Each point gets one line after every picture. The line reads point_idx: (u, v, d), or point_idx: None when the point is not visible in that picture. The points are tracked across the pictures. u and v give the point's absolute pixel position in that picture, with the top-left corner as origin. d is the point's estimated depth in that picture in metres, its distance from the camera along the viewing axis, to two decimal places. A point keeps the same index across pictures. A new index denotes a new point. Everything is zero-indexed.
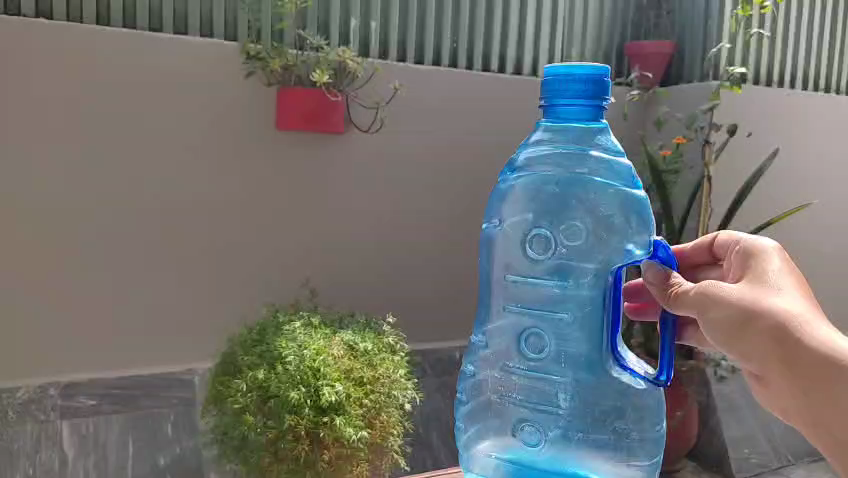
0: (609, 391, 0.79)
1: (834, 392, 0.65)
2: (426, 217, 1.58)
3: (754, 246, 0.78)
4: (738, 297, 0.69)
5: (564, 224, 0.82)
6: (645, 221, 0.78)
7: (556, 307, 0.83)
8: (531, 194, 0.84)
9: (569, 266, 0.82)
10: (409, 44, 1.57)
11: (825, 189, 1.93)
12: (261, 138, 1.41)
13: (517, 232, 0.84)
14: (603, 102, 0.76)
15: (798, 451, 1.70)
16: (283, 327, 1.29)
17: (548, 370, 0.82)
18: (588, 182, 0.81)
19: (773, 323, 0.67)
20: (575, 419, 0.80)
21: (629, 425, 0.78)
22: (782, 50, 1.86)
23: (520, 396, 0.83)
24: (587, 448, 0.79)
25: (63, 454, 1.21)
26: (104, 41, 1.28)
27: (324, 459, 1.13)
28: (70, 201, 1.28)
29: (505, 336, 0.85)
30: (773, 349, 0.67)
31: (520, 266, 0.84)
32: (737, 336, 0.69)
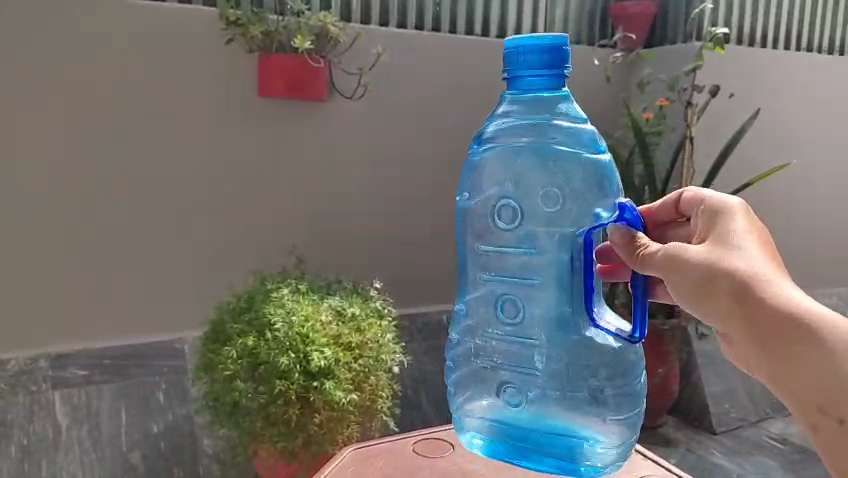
0: (581, 350, 0.79)
1: (792, 348, 0.62)
2: (412, 183, 1.57)
3: (722, 207, 0.77)
4: (701, 257, 0.70)
5: (532, 192, 0.81)
6: (608, 185, 0.78)
7: (529, 273, 0.82)
8: (500, 165, 0.82)
9: (539, 231, 0.81)
10: (391, 7, 1.53)
11: (809, 147, 1.94)
12: (242, 105, 1.38)
13: (488, 204, 0.83)
14: (564, 71, 0.75)
15: (779, 404, 1.76)
16: (270, 294, 1.18)
17: (525, 335, 0.82)
18: (554, 152, 0.80)
19: (732, 280, 0.67)
20: (552, 380, 0.79)
21: (602, 381, 0.78)
22: (767, 8, 1.84)
23: (500, 361, 0.82)
24: (566, 406, 0.79)
25: (56, 424, 1.23)
26: (78, 8, 1.24)
27: (315, 423, 1.08)
28: (50, 171, 1.25)
29: (485, 305, 0.84)
30: (734, 307, 0.66)
31: (493, 236, 0.84)
32: (701, 296, 0.69)
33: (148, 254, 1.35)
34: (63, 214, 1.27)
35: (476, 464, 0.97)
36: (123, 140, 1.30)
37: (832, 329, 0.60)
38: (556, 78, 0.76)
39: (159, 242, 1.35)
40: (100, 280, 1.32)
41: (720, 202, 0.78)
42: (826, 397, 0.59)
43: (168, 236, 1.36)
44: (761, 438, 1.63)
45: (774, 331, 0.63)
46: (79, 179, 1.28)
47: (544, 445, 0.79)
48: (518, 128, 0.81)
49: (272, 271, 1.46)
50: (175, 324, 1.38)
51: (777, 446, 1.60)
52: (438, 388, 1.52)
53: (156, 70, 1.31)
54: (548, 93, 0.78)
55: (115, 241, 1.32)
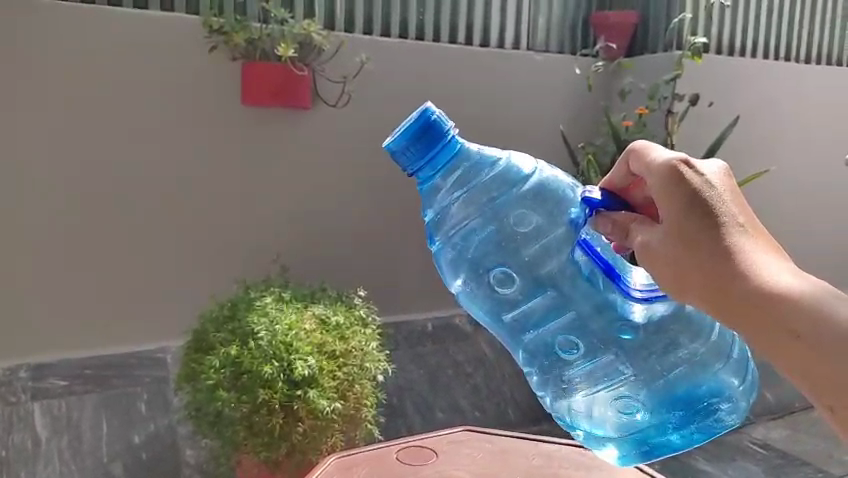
0: (653, 327, 0.69)
1: (774, 338, 0.49)
2: (397, 190, 1.57)
3: (663, 155, 0.60)
4: (664, 251, 0.56)
5: (519, 239, 0.72)
6: (558, 188, 0.72)
7: (560, 305, 0.72)
8: (466, 247, 0.71)
9: (541, 270, 0.72)
10: (375, 17, 1.54)
11: (788, 155, 1.97)
12: (226, 113, 1.38)
13: (481, 283, 0.72)
14: (450, 132, 0.67)
15: (760, 410, 1.77)
16: (253, 303, 1.18)
17: (593, 355, 0.70)
18: (501, 199, 0.71)
19: (702, 271, 0.53)
20: (649, 375, 0.68)
21: (690, 342, 0.68)
22: (745, 18, 1.87)
23: (594, 394, 0.70)
24: (680, 382, 0.66)
25: (36, 435, 1.21)
26: (59, 15, 1.23)
27: (299, 431, 1.08)
28: (30, 178, 1.24)
29: (541, 360, 0.72)
30: (713, 297, 0.53)
31: (504, 301, 0.73)
32: (681, 289, 0.56)
33: (128, 262, 1.33)
34: (43, 221, 1.26)
35: (459, 472, 0.96)
36: (104, 147, 1.29)
37: (825, 312, 0.48)
38: (448, 146, 0.68)
39: (140, 249, 1.34)
40: (81, 289, 1.30)
41: (657, 153, 0.61)
42: (836, 397, 0.47)
43: (150, 244, 1.35)
44: (743, 443, 1.64)
45: (758, 325, 0.50)
46: (59, 186, 1.26)
47: (692, 431, 0.66)
48: (454, 210, 0.71)
49: (255, 279, 1.45)
50: (157, 334, 1.38)
51: (760, 451, 1.61)
52: (425, 395, 1.51)
53: (139, 77, 1.30)
54: (455, 159, 0.69)
55: (96, 249, 1.31)
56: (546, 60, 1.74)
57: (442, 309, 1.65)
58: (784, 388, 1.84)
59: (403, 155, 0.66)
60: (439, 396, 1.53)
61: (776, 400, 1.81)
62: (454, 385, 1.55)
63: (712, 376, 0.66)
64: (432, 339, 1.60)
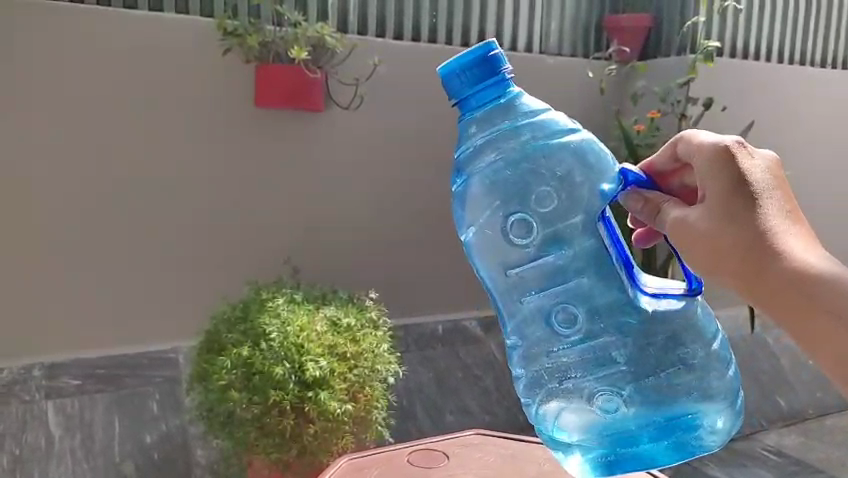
0: (658, 322, 0.68)
1: (804, 317, 0.55)
2: (408, 193, 1.57)
3: (712, 139, 0.65)
4: (700, 225, 0.62)
5: (541, 198, 0.72)
6: (600, 157, 0.71)
7: (567, 273, 0.72)
8: (491, 190, 0.71)
9: (559, 232, 0.71)
10: (388, 19, 1.54)
11: (803, 159, 1.95)
12: (239, 115, 1.39)
13: (498, 228, 0.72)
14: (505, 72, 0.68)
15: (772, 416, 1.76)
16: (265, 304, 1.18)
17: (589, 335, 0.70)
18: (536, 150, 0.71)
19: (734, 246, 0.59)
20: (641, 369, 0.68)
21: (691, 347, 0.68)
22: (759, 21, 1.86)
23: (579, 374, 0.69)
24: (667, 389, 0.67)
25: (49, 434, 1.22)
26: (75, 18, 1.25)
27: (310, 433, 1.08)
28: (44, 179, 1.25)
29: (537, 325, 0.72)
30: (747, 276, 0.58)
31: (516, 257, 0.72)
32: (714, 267, 0.61)
33: (141, 262, 1.34)
34: (56, 221, 1.27)
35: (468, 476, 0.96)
36: (118, 148, 1.30)
37: None
38: (500, 82, 0.68)
39: (153, 250, 1.35)
40: (94, 289, 1.31)
41: (707, 136, 0.66)
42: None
43: (163, 245, 1.35)
44: (755, 450, 1.63)
45: (781, 299, 0.56)
46: (73, 187, 1.27)
47: (661, 440, 0.68)
48: (487, 152, 0.70)
49: (266, 280, 1.45)
50: (169, 335, 1.38)
51: (773, 458, 1.60)
52: (435, 399, 1.51)
53: (152, 79, 1.31)
54: (501, 100, 0.69)
55: (110, 250, 1.32)
56: (558, 62, 1.73)
57: (452, 312, 1.65)
58: (796, 394, 1.83)
59: (450, 79, 0.67)
60: (449, 398, 1.53)
61: (788, 406, 1.80)
62: (463, 388, 1.55)
63: (700, 394, 0.68)
64: (442, 342, 1.59)
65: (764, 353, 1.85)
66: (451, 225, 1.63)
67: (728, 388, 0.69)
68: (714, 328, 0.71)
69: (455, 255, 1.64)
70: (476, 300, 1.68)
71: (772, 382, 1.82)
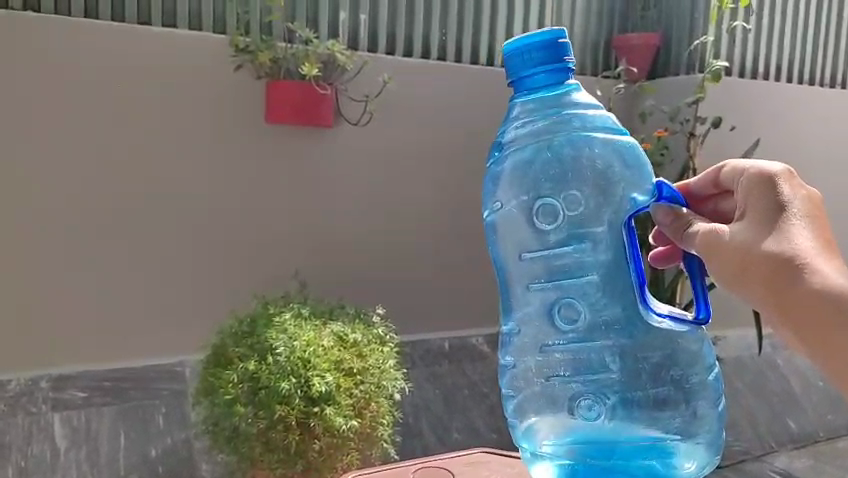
0: (656, 340, 0.74)
1: (826, 333, 0.60)
2: (416, 209, 1.57)
3: (761, 168, 0.71)
4: (737, 237, 0.66)
5: (572, 192, 0.78)
6: (640, 167, 0.77)
7: (580, 271, 0.78)
8: (526, 172, 0.78)
9: (581, 229, 0.78)
10: (397, 37, 1.55)
11: (813, 179, 1.94)
12: (249, 130, 1.40)
13: (525, 209, 0.79)
14: (569, 63, 0.73)
15: (782, 438, 1.74)
16: (272, 319, 1.18)
17: (588, 337, 0.76)
18: (577, 144, 0.77)
19: (768, 261, 0.64)
20: (631, 380, 0.74)
21: (684, 371, 0.74)
22: (768, 42, 1.87)
23: (567, 372, 0.76)
24: (650, 408, 0.73)
25: (54, 446, 1.22)
26: (90, 34, 1.27)
27: (315, 449, 1.08)
28: (55, 192, 1.26)
29: (538, 317, 0.79)
30: (774, 290, 0.63)
31: (534, 241, 0.80)
32: (742, 281, 0.66)
33: (150, 275, 1.35)
34: (67, 233, 1.28)
35: None
36: (129, 162, 1.31)
37: None
38: (562, 70, 0.73)
39: (162, 264, 1.35)
40: (103, 302, 1.32)
41: (754, 163, 0.73)
42: None
43: (171, 259, 1.36)
44: (764, 472, 1.61)
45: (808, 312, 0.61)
46: (84, 201, 1.28)
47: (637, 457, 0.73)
48: (530, 135, 0.77)
49: (274, 294, 1.45)
50: (176, 348, 1.38)
51: None
52: (441, 417, 1.50)
53: (165, 94, 1.33)
54: (557, 89, 0.75)
55: (119, 263, 1.32)
56: None
57: (460, 328, 1.65)
58: (807, 417, 1.81)
59: (513, 57, 0.73)
60: (455, 416, 1.52)
61: (798, 428, 1.78)
62: (470, 405, 1.55)
63: (680, 420, 0.73)
64: (449, 359, 1.59)
65: (773, 374, 1.84)
66: (459, 242, 1.63)
67: (708, 419, 0.74)
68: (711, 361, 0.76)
69: (463, 271, 1.64)
70: (483, 316, 1.67)
71: (782, 404, 1.80)
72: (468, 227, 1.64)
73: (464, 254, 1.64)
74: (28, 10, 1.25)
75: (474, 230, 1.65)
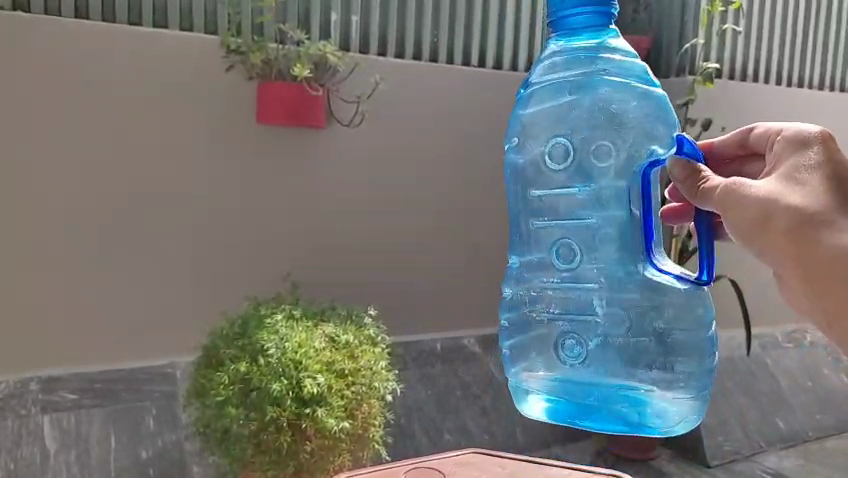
0: (650, 291, 0.82)
1: (833, 282, 0.69)
2: (409, 210, 1.57)
3: (794, 133, 0.77)
4: (759, 194, 0.72)
5: (589, 137, 0.86)
6: (665, 120, 0.82)
7: (585, 213, 0.88)
8: (547, 111, 0.87)
9: (589, 174, 0.86)
10: (389, 38, 1.55)
11: None
12: (241, 131, 1.39)
13: (542, 147, 0.88)
14: (611, 9, 0.79)
15: (772, 438, 1.76)
16: (263, 320, 1.17)
17: (582, 280, 0.87)
18: (601, 89, 0.85)
19: (789, 217, 0.70)
20: (612, 325, 0.84)
21: (669, 325, 0.82)
22: (757, 44, 1.88)
23: (557, 310, 0.88)
24: (629, 356, 0.82)
25: (44, 448, 1.22)
26: (80, 34, 1.26)
27: (307, 450, 1.08)
28: (46, 193, 1.25)
29: (541, 253, 0.90)
30: (788, 243, 0.70)
31: (546, 180, 0.90)
32: (757, 233, 0.72)
33: (142, 277, 1.34)
34: (58, 235, 1.27)
35: None
36: (121, 164, 1.30)
37: None
38: (602, 14, 0.79)
39: (154, 266, 1.35)
40: (95, 305, 1.31)
41: (785, 126, 0.79)
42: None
43: (163, 258, 1.35)
44: (754, 471, 1.63)
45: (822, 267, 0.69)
46: (75, 202, 1.28)
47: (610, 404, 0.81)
48: (559, 77, 0.86)
49: (266, 296, 1.45)
50: (167, 350, 1.37)
51: None
52: (432, 418, 1.51)
53: (156, 94, 1.32)
54: (594, 31, 0.81)
55: (110, 264, 1.31)
56: None
57: (453, 329, 1.64)
58: (796, 416, 1.82)
59: None
60: (447, 416, 1.53)
61: (788, 428, 1.79)
62: (462, 406, 1.56)
63: (658, 373, 0.81)
64: (441, 359, 1.58)
65: (763, 374, 1.85)
66: (452, 243, 1.63)
67: (690, 375, 0.81)
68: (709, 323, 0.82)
69: (456, 272, 1.64)
70: (476, 318, 1.67)
71: (772, 403, 1.81)
72: (461, 229, 1.64)
73: (457, 254, 1.64)
74: (17, 8, 1.24)
75: (467, 232, 1.64)
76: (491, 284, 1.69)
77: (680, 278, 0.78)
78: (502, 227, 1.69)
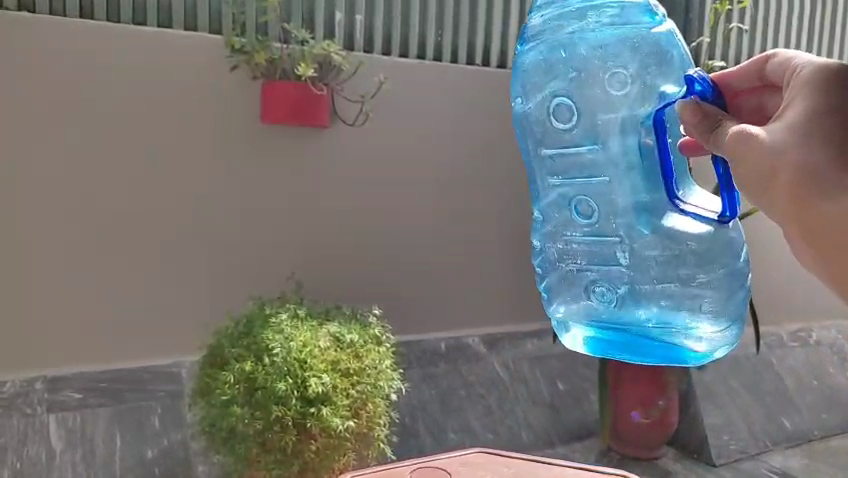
0: (669, 237, 0.82)
1: None
2: (413, 209, 1.57)
3: (818, 64, 0.63)
4: (765, 141, 0.60)
5: (591, 87, 0.88)
6: (668, 58, 0.85)
7: (596, 169, 0.88)
8: (550, 67, 0.90)
9: (596, 126, 0.88)
10: (393, 38, 1.56)
11: None
12: (245, 130, 1.39)
13: (549, 105, 0.91)
14: None
15: (777, 437, 1.75)
16: (268, 320, 1.17)
17: (603, 231, 0.87)
18: (598, 34, 0.87)
19: (795, 170, 0.58)
20: (637, 271, 0.84)
21: (693, 269, 0.81)
22: (762, 42, 1.88)
23: (583, 261, 0.89)
24: (659, 300, 0.83)
25: (50, 447, 1.23)
26: (85, 34, 1.26)
27: (312, 449, 1.08)
28: (51, 193, 1.26)
29: (561, 207, 0.92)
30: (796, 204, 0.58)
31: (555, 137, 0.91)
32: (765, 189, 0.60)
33: (146, 277, 1.35)
34: (62, 235, 1.27)
35: None
36: (124, 163, 1.31)
37: None
38: None
39: (158, 266, 1.35)
40: (99, 305, 1.31)
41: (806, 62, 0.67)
42: None
43: (167, 257, 1.36)
44: (760, 470, 1.62)
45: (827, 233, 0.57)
46: (80, 202, 1.28)
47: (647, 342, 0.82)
48: (552, 26, 0.89)
49: (270, 296, 1.45)
50: (171, 349, 1.37)
51: None
52: (436, 417, 1.51)
53: (161, 94, 1.32)
54: None
55: (114, 264, 1.32)
56: None
57: (457, 328, 1.64)
58: (801, 416, 1.82)
59: None
60: (451, 415, 1.53)
61: (793, 428, 1.79)
62: (466, 405, 1.56)
63: (689, 312, 0.81)
64: (446, 359, 1.58)
65: (769, 373, 1.84)
66: (456, 243, 1.63)
67: (720, 311, 0.81)
68: (734, 258, 0.82)
69: (460, 271, 1.64)
70: (480, 318, 1.67)
71: (777, 402, 1.81)
72: (465, 228, 1.64)
73: (462, 254, 1.64)
74: (22, 9, 1.25)
75: (470, 232, 1.64)
76: (495, 283, 1.68)
77: (707, 221, 0.79)
78: (506, 226, 1.69)
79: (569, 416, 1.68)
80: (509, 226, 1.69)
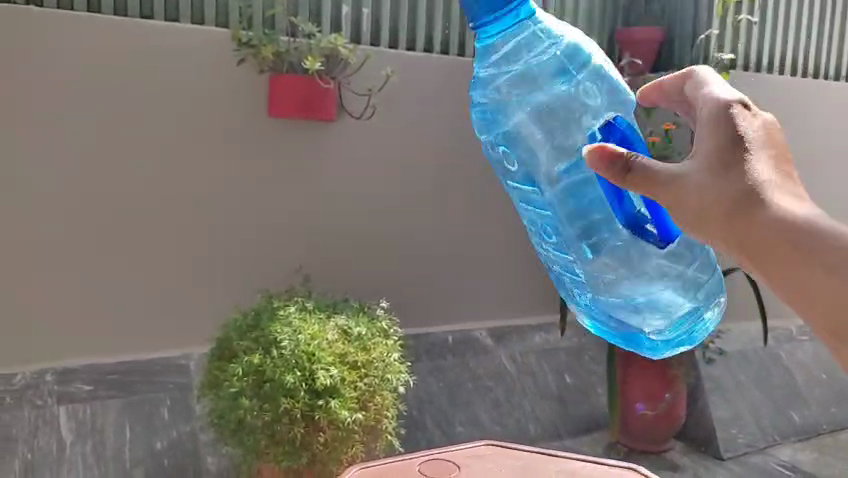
0: (627, 252, 0.70)
1: (801, 281, 0.44)
2: (421, 203, 1.57)
3: (722, 95, 0.55)
4: (684, 171, 0.50)
5: (531, 116, 0.75)
6: (573, 76, 0.75)
7: (543, 197, 0.74)
8: (484, 110, 0.77)
9: (533, 158, 0.75)
10: (400, 31, 1.55)
11: (817, 172, 1.94)
12: (253, 124, 1.40)
13: (488, 136, 0.78)
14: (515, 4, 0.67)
15: (786, 431, 1.75)
16: (277, 312, 1.18)
17: (559, 249, 0.74)
18: (527, 46, 0.72)
19: (723, 198, 0.49)
20: (596, 297, 0.72)
21: (634, 281, 0.70)
22: (771, 35, 1.87)
23: (554, 266, 0.78)
24: (624, 311, 0.71)
25: (61, 439, 1.24)
26: (93, 28, 1.27)
27: (320, 442, 1.08)
28: (60, 187, 1.26)
29: (522, 209, 0.80)
30: (734, 231, 0.48)
31: (503, 162, 0.79)
32: (695, 219, 0.50)
33: (155, 271, 1.35)
34: (71, 229, 1.28)
35: None
36: (133, 157, 1.31)
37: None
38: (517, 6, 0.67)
39: (167, 259, 1.36)
40: (109, 298, 1.32)
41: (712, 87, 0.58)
42: None
43: (176, 251, 1.36)
44: (769, 464, 1.62)
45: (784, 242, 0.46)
46: (89, 196, 1.29)
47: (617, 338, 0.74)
48: (489, 70, 0.74)
49: (278, 289, 1.45)
50: (180, 342, 1.38)
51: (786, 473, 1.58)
52: (443, 410, 1.52)
53: (168, 88, 1.33)
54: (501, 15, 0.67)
55: (124, 258, 1.32)
56: None
57: (464, 322, 1.64)
58: (810, 409, 1.81)
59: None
60: (459, 408, 1.54)
61: (802, 421, 1.78)
62: (474, 399, 1.56)
63: (658, 319, 0.71)
64: (454, 352, 1.58)
65: (778, 367, 1.84)
66: (464, 236, 1.63)
67: (682, 303, 0.71)
68: (698, 252, 0.70)
69: (468, 265, 1.63)
70: (488, 311, 1.67)
71: (786, 396, 1.80)
72: (473, 221, 1.63)
73: (469, 248, 1.63)
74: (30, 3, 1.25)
75: (478, 225, 1.64)
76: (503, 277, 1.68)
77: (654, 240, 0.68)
78: (514, 220, 1.68)
79: (576, 409, 1.68)
80: (516, 220, 1.68)
